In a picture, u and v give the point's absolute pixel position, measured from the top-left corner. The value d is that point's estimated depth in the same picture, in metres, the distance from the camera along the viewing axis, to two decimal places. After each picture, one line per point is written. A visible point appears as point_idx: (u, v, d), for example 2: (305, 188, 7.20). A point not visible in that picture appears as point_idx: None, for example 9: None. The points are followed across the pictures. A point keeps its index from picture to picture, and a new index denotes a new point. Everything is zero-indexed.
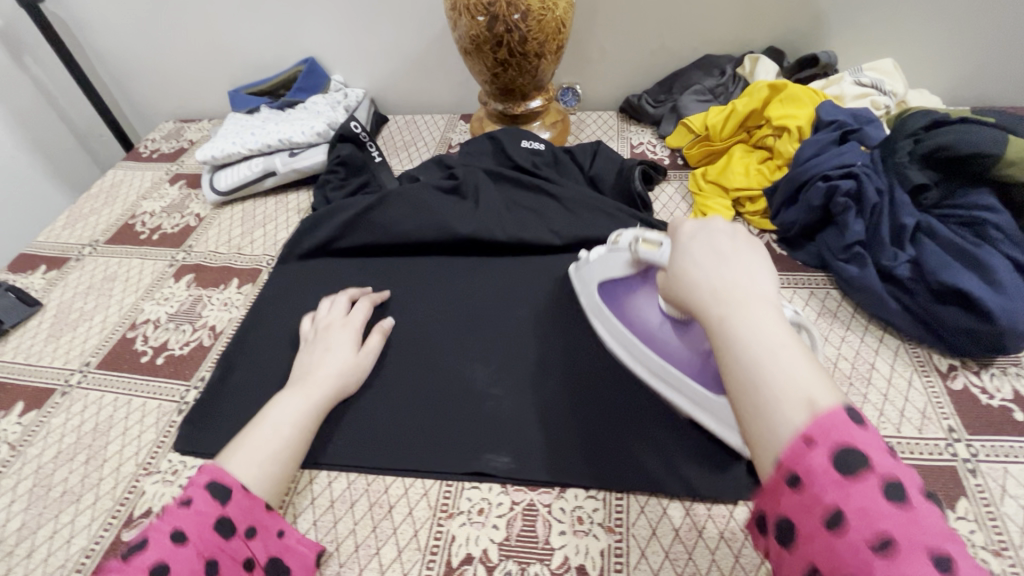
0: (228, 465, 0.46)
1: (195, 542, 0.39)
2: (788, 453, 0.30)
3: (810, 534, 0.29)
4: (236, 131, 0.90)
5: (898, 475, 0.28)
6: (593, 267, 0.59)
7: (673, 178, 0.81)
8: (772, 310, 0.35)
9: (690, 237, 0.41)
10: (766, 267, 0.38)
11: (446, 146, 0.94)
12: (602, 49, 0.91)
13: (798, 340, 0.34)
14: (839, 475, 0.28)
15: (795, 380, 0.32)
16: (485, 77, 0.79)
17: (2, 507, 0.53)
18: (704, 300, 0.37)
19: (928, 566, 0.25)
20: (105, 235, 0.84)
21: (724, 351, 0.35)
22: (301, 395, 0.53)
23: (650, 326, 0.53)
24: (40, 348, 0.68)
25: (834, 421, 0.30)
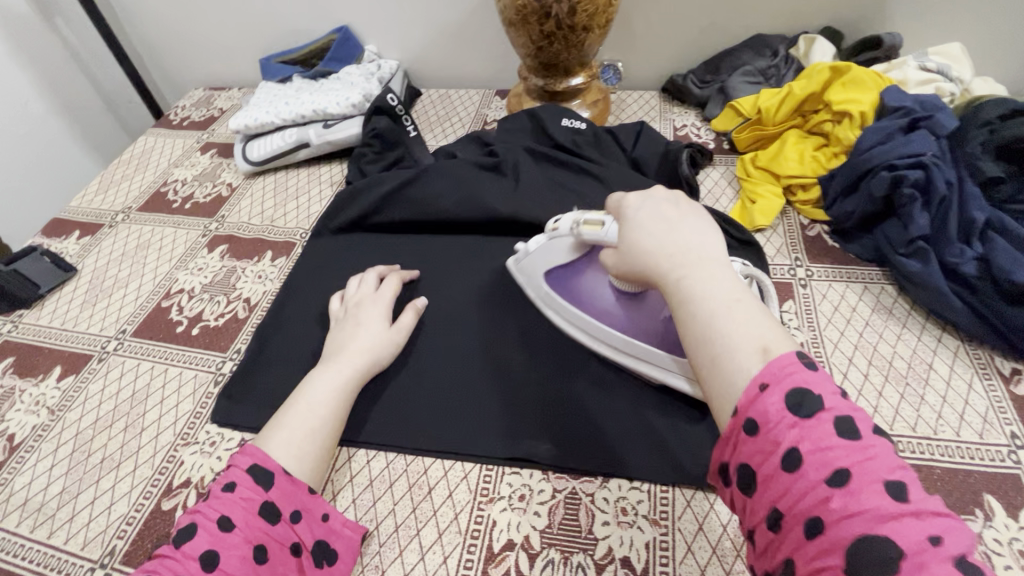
0: (267, 444, 0.46)
1: (241, 529, 0.41)
2: (744, 401, 0.33)
3: (769, 475, 0.31)
4: (270, 100, 0.88)
5: (846, 411, 0.31)
6: (535, 258, 0.58)
7: (718, 163, 0.78)
8: (722, 268, 0.39)
9: (636, 209, 0.44)
10: (711, 229, 0.41)
11: (481, 122, 0.92)
12: (647, 24, 0.87)
13: (748, 295, 0.38)
14: (792, 417, 0.31)
15: (747, 332, 0.35)
16: (528, 51, 0.76)
17: (43, 470, 0.53)
18: (659, 266, 0.40)
19: (875, 492, 0.28)
20: (138, 202, 0.83)
21: (684, 311, 0.38)
22: (333, 371, 0.52)
23: (609, 306, 0.54)
24: (76, 313, 0.68)
25: (786, 367, 0.33)
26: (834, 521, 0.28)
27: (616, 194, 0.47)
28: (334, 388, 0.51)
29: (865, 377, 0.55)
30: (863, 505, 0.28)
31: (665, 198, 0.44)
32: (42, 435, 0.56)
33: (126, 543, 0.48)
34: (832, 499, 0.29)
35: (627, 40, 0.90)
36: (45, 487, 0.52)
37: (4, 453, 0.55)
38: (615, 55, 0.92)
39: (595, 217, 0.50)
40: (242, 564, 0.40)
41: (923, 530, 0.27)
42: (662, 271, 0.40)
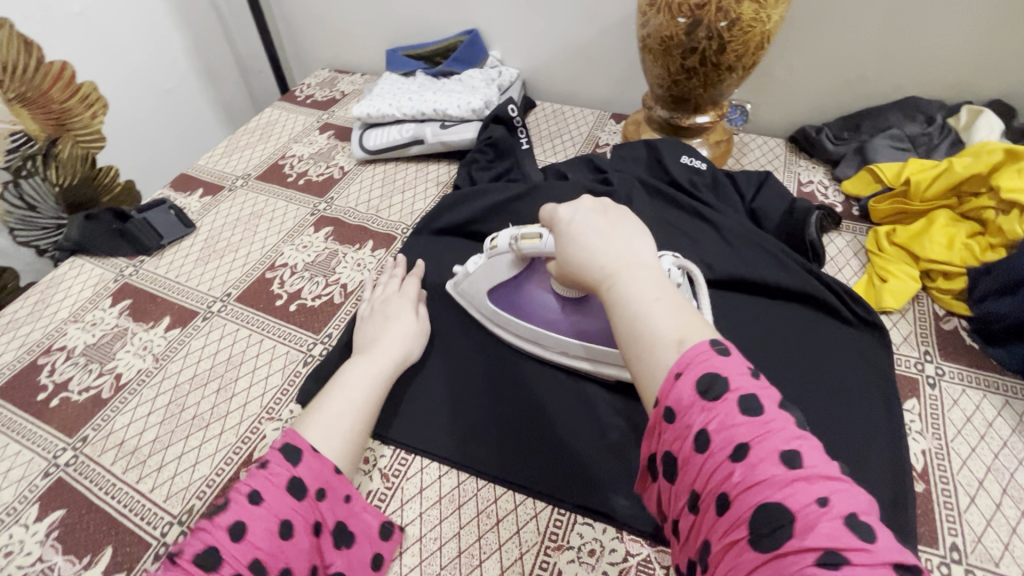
0: (306, 430, 0.47)
1: (269, 503, 0.40)
2: (662, 390, 0.33)
3: (686, 459, 0.31)
4: (393, 93, 0.90)
5: (754, 390, 0.32)
6: (476, 279, 0.59)
7: (845, 230, 0.73)
8: (647, 270, 0.40)
9: (570, 221, 0.45)
10: (639, 236, 0.43)
11: (593, 144, 0.90)
12: (789, 69, 0.82)
13: (672, 293, 0.38)
14: (700, 400, 0.32)
15: (667, 328, 0.35)
16: (662, 82, 0.74)
17: (141, 415, 0.57)
18: (591, 272, 0.42)
19: (776, 465, 0.29)
20: (257, 171, 0.87)
21: (613, 314, 0.39)
22: (369, 360, 0.54)
23: (553, 314, 0.57)
24: (190, 268, 0.72)
25: (696, 356, 0.33)
26: (738, 494, 0.29)
27: (550, 206, 0.48)
28: (370, 378, 0.52)
29: (996, 506, 0.48)
30: (760, 476, 0.29)
31: (593, 209, 0.46)
32: (144, 381, 0.60)
33: (204, 504, 0.49)
34: (736, 474, 0.29)
35: (761, 83, 0.85)
36: (140, 432, 0.55)
37: (111, 391, 0.59)
38: (744, 96, 0.88)
39: (532, 231, 0.53)
40: (268, 537, 0.38)
41: (815, 494, 0.27)
42: (594, 278, 0.41)
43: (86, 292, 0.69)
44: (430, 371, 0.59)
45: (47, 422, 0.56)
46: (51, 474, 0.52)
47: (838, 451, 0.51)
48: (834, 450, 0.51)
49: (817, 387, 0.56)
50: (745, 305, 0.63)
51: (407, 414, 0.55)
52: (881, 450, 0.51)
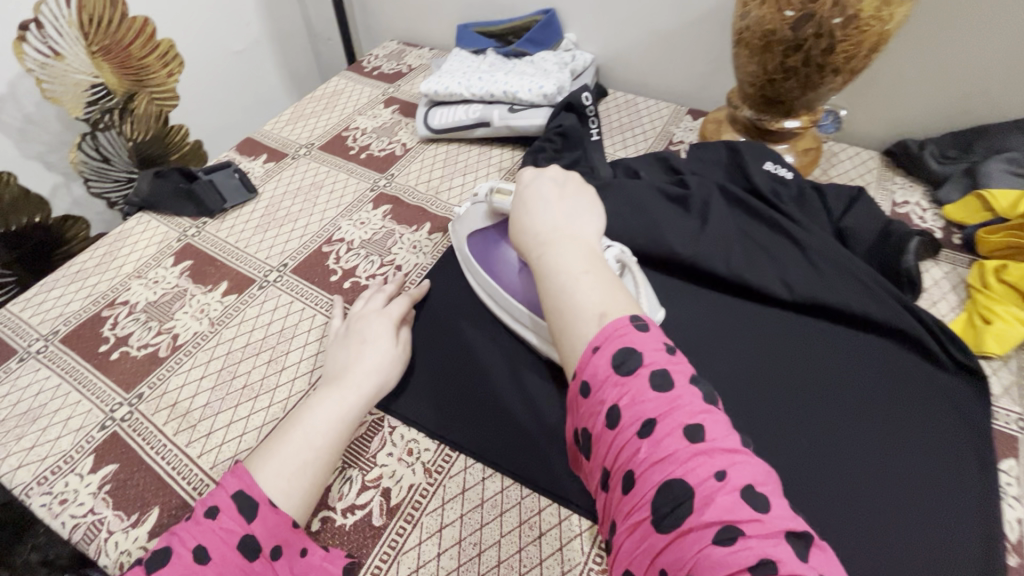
0: (259, 470, 0.44)
1: (216, 563, 0.38)
2: (581, 362, 0.36)
3: (600, 435, 0.33)
4: (463, 71, 0.87)
5: (664, 366, 0.34)
6: (463, 222, 0.63)
7: (942, 261, 0.67)
8: (581, 244, 0.42)
9: (526, 190, 0.48)
10: (587, 213, 0.46)
11: (666, 140, 0.85)
12: (897, 74, 0.74)
13: (601, 266, 0.41)
14: (613, 375, 0.34)
15: (590, 300, 0.38)
16: (755, 80, 0.68)
17: (195, 378, 0.57)
18: (529, 241, 0.44)
19: (680, 438, 0.31)
20: (320, 141, 0.87)
21: (542, 283, 0.41)
22: (336, 395, 0.49)
23: (511, 274, 0.57)
24: (250, 235, 0.72)
25: (614, 329, 0.35)
26: (644, 471, 0.31)
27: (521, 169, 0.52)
28: (335, 415, 0.48)
29: None
30: (666, 451, 0.31)
31: (553, 180, 0.49)
32: (200, 343, 0.60)
33: None
34: (643, 450, 0.31)
35: (863, 87, 0.77)
36: (192, 395, 0.56)
37: (167, 350, 0.59)
38: (841, 101, 0.80)
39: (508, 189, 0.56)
40: None
41: (712, 468, 0.30)
42: (530, 246, 0.44)
43: (150, 249, 0.70)
44: (479, 370, 0.56)
45: (107, 375, 0.58)
46: (107, 427, 0.54)
47: (917, 506, 0.47)
48: (914, 504, 0.47)
49: (901, 433, 0.51)
50: (820, 333, 0.58)
51: (452, 410, 0.54)
52: (969, 511, 0.46)
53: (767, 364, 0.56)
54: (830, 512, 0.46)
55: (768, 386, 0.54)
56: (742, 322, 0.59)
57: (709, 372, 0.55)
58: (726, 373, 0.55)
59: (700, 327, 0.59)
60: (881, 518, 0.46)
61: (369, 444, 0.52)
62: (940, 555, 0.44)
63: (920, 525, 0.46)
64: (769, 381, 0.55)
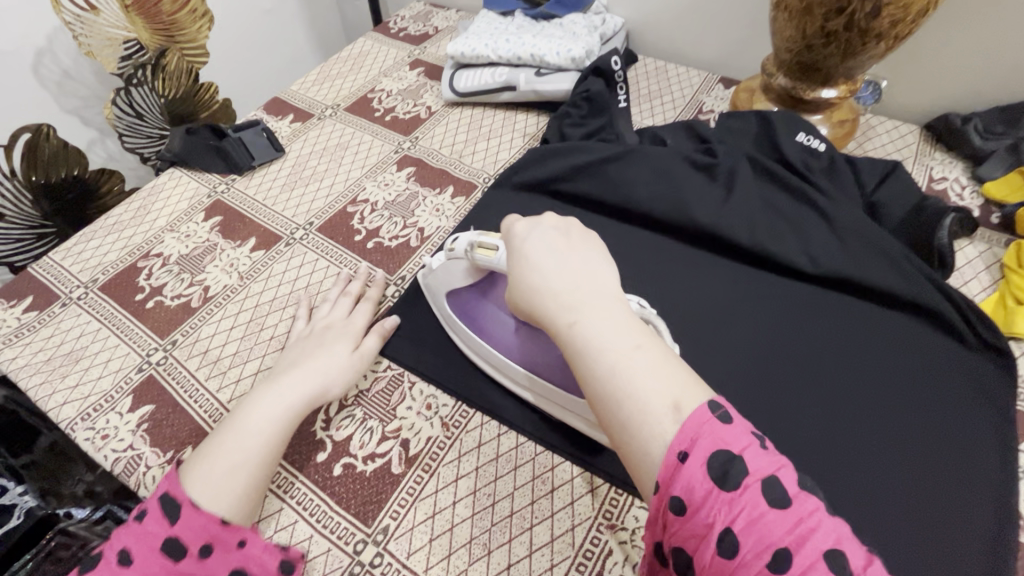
0: (189, 472, 0.44)
1: (138, 565, 0.40)
2: (668, 474, 0.30)
3: (708, 565, 0.28)
4: (490, 32, 0.85)
5: (772, 471, 0.30)
6: (437, 278, 0.55)
7: (977, 240, 0.65)
8: (614, 310, 0.38)
9: (525, 244, 0.44)
10: (601, 264, 0.42)
11: (695, 109, 0.83)
12: (946, 43, 0.70)
13: (645, 336, 0.37)
14: (718, 489, 0.29)
15: (653, 389, 0.33)
16: (792, 44, 0.65)
17: (225, 328, 0.59)
18: (553, 312, 0.39)
19: (822, 567, 0.26)
20: (346, 102, 0.87)
21: (584, 367, 0.36)
22: (279, 395, 0.49)
23: (506, 334, 0.52)
24: (277, 193, 0.73)
25: (702, 428, 0.31)
26: None
27: (507, 220, 0.47)
28: (272, 416, 0.48)
29: None
30: None
31: (554, 229, 0.45)
32: (229, 296, 0.62)
33: None
34: None
35: (908, 57, 0.74)
36: (223, 343, 0.58)
37: (199, 301, 0.62)
38: (881, 71, 0.77)
39: (490, 241, 0.48)
40: None
41: None
42: (555, 318, 0.39)
43: (182, 204, 0.72)
44: None
45: (144, 322, 0.60)
46: (144, 370, 0.56)
47: (931, 483, 0.47)
48: (928, 481, 0.47)
49: (921, 411, 0.50)
50: (844, 307, 0.57)
51: (475, 370, 0.55)
52: (983, 492, 0.47)
53: (786, 339, 0.55)
54: (841, 484, 0.47)
55: (785, 359, 0.54)
56: (766, 293, 0.59)
57: (729, 344, 0.55)
58: (745, 344, 0.55)
59: (720, 298, 0.59)
60: (895, 498, 0.46)
61: (389, 398, 0.54)
62: (952, 529, 0.45)
63: (931, 503, 0.46)
64: (788, 354, 0.54)
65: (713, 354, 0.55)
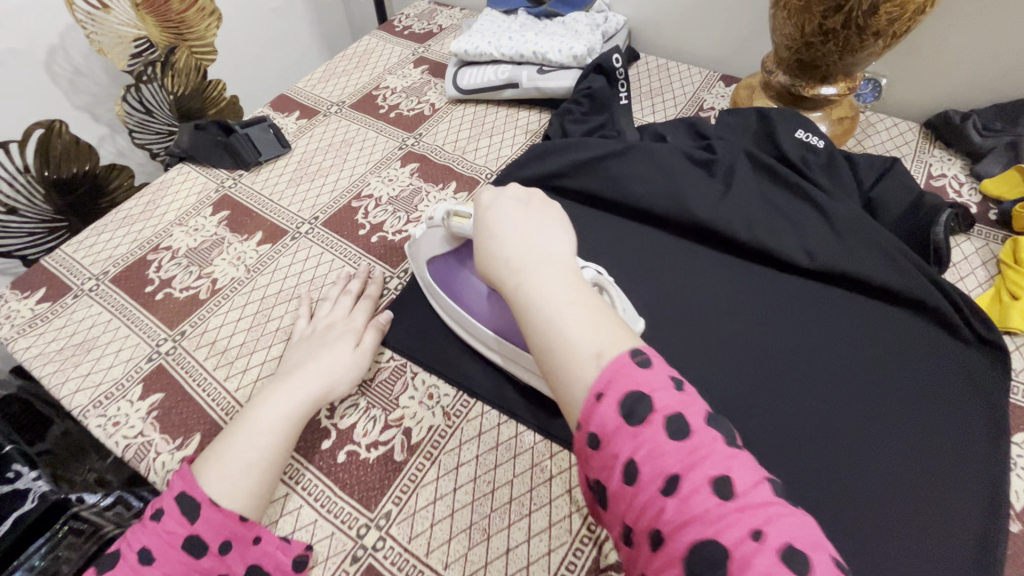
0: (203, 471, 0.45)
1: (160, 562, 0.41)
2: (584, 412, 0.33)
3: (615, 491, 0.31)
4: (494, 30, 0.86)
5: (679, 408, 0.32)
6: (418, 246, 0.57)
7: (974, 236, 0.65)
8: (559, 268, 0.39)
9: (486, 210, 0.45)
10: (558, 228, 0.42)
11: (696, 106, 0.84)
12: (946, 40, 0.71)
13: (585, 292, 0.38)
14: (624, 425, 0.31)
15: (582, 339, 0.35)
16: (792, 42, 0.66)
17: (232, 319, 0.61)
18: (500, 270, 0.40)
19: (708, 492, 0.29)
20: (351, 99, 0.88)
21: (523, 320, 0.38)
22: (286, 395, 0.50)
23: (479, 301, 0.53)
24: (283, 188, 0.74)
25: (617, 372, 0.33)
26: (672, 531, 0.29)
27: (479, 188, 0.48)
28: (280, 416, 0.49)
29: None
30: (691, 512, 0.28)
31: (515, 198, 0.45)
32: (237, 288, 0.64)
33: None
34: (667, 510, 0.29)
35: (908, 55, 0.74)
36: (230, 334, 0.60)
37: (207, 293, 0.63)
38: (881, 68, 0.78)
39: (465, 210, 0.49)
40: None
41: (750, 527, 0.27)
42: (501, 276, 0.40)
43: (191, 198, 0.74)
44: None
45: (153, 313, 0.62)
46: (154, 360, 0.58)
47: (923, 473, 0.48)
48: (919, 471, 0.48)
49: (915, 403, 0.51)
50: (840, 301, 0.58)
51: (474, 360, 0.56)
52: (975, 483, 0.47)
53: (784, 333, 0.56)
54: (835, 476, 0.47)
55: (783, 353, 0.55)
56: (763, 287, 0.60)
57: (725, 336, 0.56)
58: (743, 337, 0.56)
59: (718, 293, 0.59)
60: (890, 487, 0.47)
61: (392, 387, 0.55)
62: (942, 516, 0.46)
63: (922, 492, 0.47)
64: (784, 348, 0.55)
65: (710, 346, 0.56)
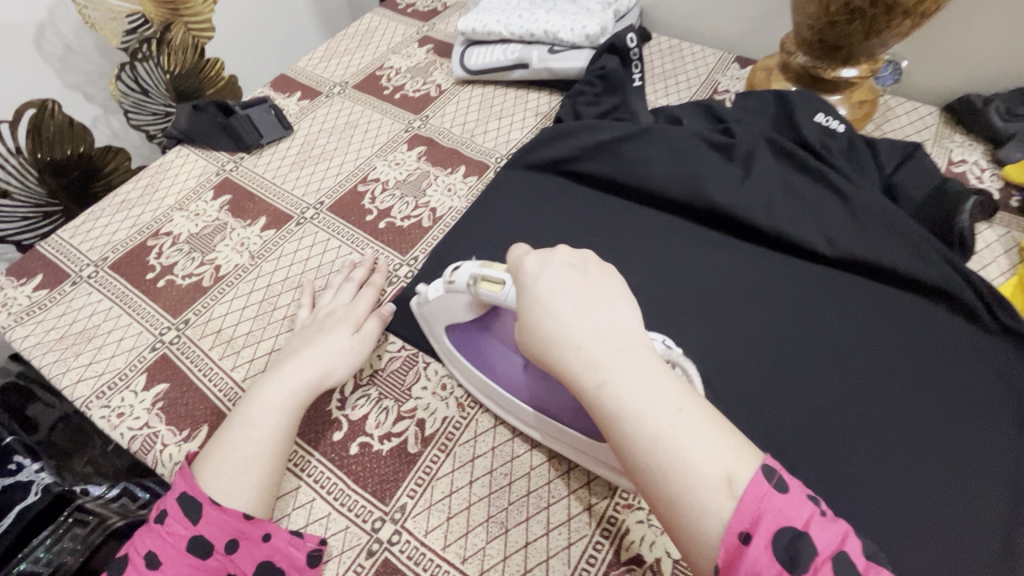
0: (202, 468, 0.44)
1: (166, 566, 0.40)
2: (729, 552, 0.30)
3: None
4: (502, 7, 0.83)
5: (837, 545, 0.30)
6: (434, 311, 0.51)
7: (996, 223, 0.64)
8: (644, 359, 0.35)
9: (536, 280, 0.39)
10: (622, 303, 0.38)
11: (710, 88, 0.81)
12: (973, 19, 0.68)
13: (682, 386, 0.35)
14: (786, 573, 0.29)
15: (702, 456, 0.31)
16: (814, 22, 0.64)
17: (237, 307, 0.59)
18: (576, 365, 0.36)
19: None
20: (354, 79, 0.85)
21: (620, 430, 0.33)
22: (283, 386, 0.48)
23: (514, 371, 0.48)
24: (286, 172, 0.72)
25: (763, 505, 0.30)
26: None
27: (517, 250, 0.42)
28: (277, 407, 0.47)
29: None
30: None
31: (566, 264, 0.40)
32: (241, 275, 0.62)
33: None
34: None
35: (931, 36, 0.72)
36: (235, 322, 0.58)
37: (210, 280, 0.61)
38: (902, 50, 0.75)
39: (497, 275, 0.43)
40: None
41: None
42: (579, 372, 0.35)
43: (191, 182, 0.71)
44: None
45: (155, 301, 0.60)
46: (158, 349, 0.56)
47: (947, 465, 0.47)
48: (943, 464, 0.47)
49: (935, 394, 0.50)
50: (861, 290, 0.57)
51: None
52: (999, 475, 0.47)
53: (802, 322, 0.55)
54: (857, 469, 0.47)
55: (803, 344, 0.54)
56: (782, 275, 0.58)
57: (744, 326, 0.55)
58: (762, 327, 0.55)
59: (736, 281, 0.58)
60: (914, 480, 0.46)
61: (404, 377, 0.54)
62: (965, 507, 0.45)
63: (946, 485, 0.46)
64: (804, 338, 0.54)
65: (729, 336, 0.55)
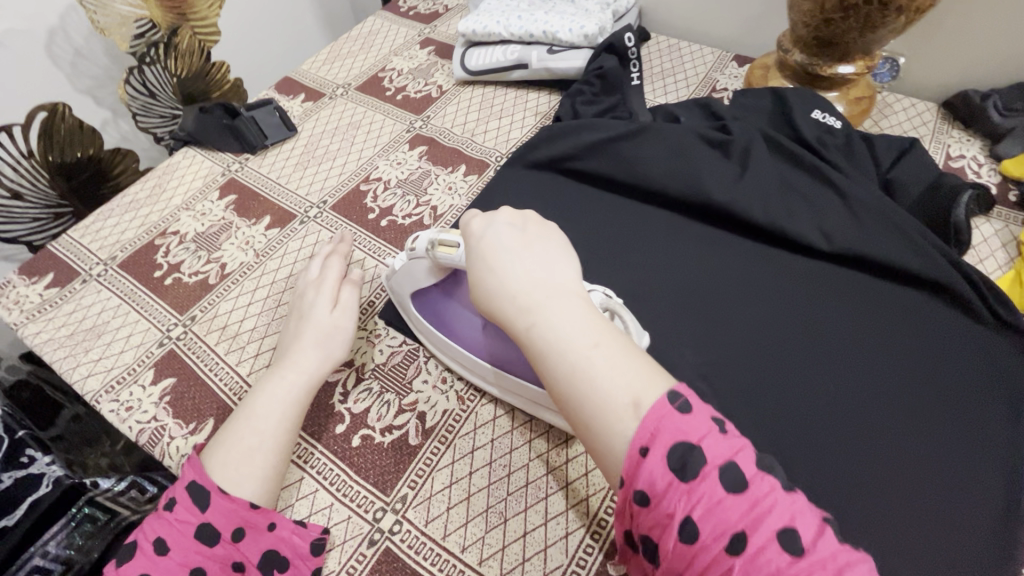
0: (210, 456, 0.45)
1: (175, 554, 0.41)
2: (629, 470, 0.31)
3: (669, 552, 0.29)
4: (502, 9, 0.84)
5: (731, 456, 0.30)
6: (398, 279, 0.53)
7: (994, 217, 0.65)
8: (573, 301, 0.37)
9: (480, 239, 0.42)
10: (559, 256, 0.40)
11: (709, 87, 0.82)
12: (969, 14, 0.68)
13: (606, 325, 0.36)
14: (677, 481, 0.29)
15: (616, 384, 0.33)
16: (810, 19, 0.64)
17: (242, 304, 0.60)
18: (507, 309, 0.38)
19: (779, 547, 0.27)
20: (356, 81, 0.86)
21: (543, 365, 0.35)
22: (288, 380, 0.49)
23: (473, 332, 0.51)
24: (290, 172, 0.73)
25: (660, 421, 0.31)
26: None
27: (467, 216, 0.45)
28: (282, 400, 0.48)
29: None
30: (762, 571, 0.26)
31: (509, 224, 0.43)
32: (246, 273, 0.63)
33: None
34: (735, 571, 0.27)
35: (928, 32, 0.72)
36: (240, 319, 0.59)
37: (216, 278, 0.63)
38: (900, 47, 0.76)
39: (451, 238, 0.46)
40: None
41: None
42: (510, 315, 0.38)
43: (197, 182, 0.73)
44: None
45: (163, 298, 0.61)
46: (165, 345, 0.57)
47: (942, 456, 0.47)
48: (938, 454, 0.47)
49: (931, 386, 0.51)
50: (857, 284, 0.57)
51: None
52: (994, 465, 0.47)
53: (798, 316, 0.55)
54: (853, 460, 0.47)
55: (800, 338, 0.54)
56: (779, 270, 0.59)
57: (741, 320, 0.56)
58: (759, 321, 0.56)
59: (734, 277, 0.59)
60: (910, 470, 0.46)
61: (405, 372, 0.55)
62: (961, 498, 0.46)
63: (942, 475, 0.46)
64: (801, 332, 0.55)
65: (726, 330, 0.55)
